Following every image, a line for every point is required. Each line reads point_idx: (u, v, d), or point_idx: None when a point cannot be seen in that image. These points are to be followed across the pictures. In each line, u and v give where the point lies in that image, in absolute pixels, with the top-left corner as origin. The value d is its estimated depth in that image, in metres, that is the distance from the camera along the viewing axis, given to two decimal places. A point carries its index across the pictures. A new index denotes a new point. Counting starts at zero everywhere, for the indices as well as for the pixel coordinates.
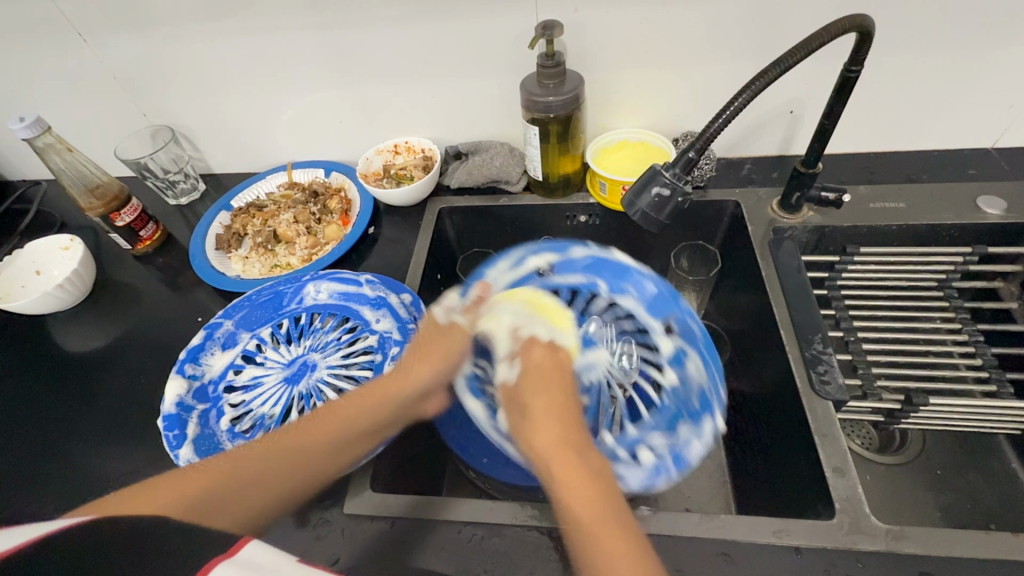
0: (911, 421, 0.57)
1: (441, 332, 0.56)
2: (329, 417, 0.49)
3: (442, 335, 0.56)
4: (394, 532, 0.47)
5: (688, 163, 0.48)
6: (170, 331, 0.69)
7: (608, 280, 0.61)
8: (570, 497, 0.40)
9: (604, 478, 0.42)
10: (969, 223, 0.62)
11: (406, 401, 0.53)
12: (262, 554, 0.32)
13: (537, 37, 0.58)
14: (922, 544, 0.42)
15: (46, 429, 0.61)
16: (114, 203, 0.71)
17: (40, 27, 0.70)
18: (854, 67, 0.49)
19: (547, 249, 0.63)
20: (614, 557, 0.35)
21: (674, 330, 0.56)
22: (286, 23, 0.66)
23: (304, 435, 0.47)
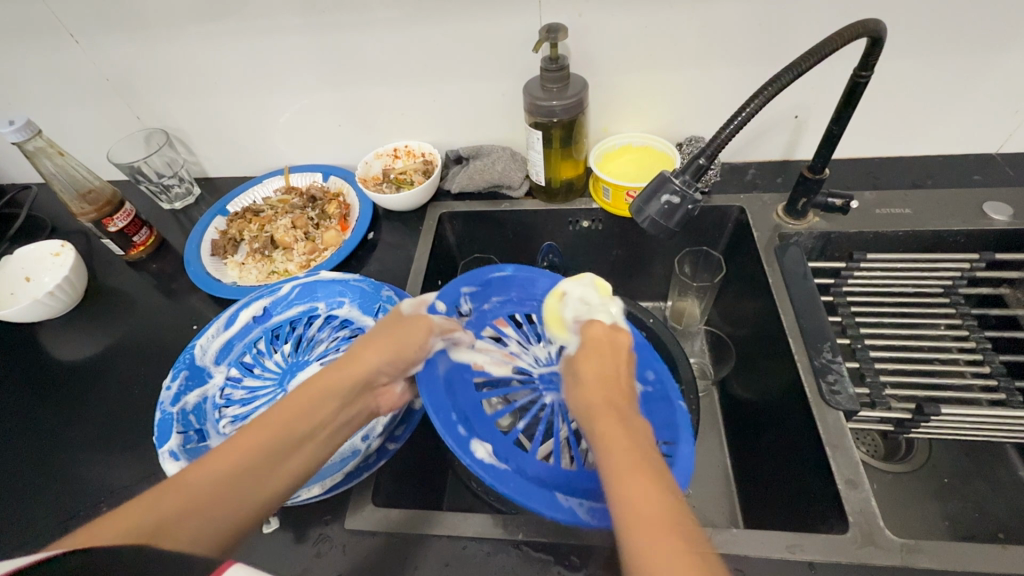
0: (922, 431, 0.56)
1: (401, 324, 0.52)
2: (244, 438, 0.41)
3: (406, 326, 0.51)
4: (394, 549, 0.46)
5: (699, 170, 0.47)
6: (164, 339, 0.67)
7: (324, 299, 0.63)
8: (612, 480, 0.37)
9: (643, 444, 0.39)
10: (976, 229, 0.62)
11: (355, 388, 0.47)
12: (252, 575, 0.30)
13: (540, 40, 0.57)
14: (937, 558, 0.42)
15: (36, 442, 0.59)
16: (107, 208, 0.69)
17: (30, 27, 0.68)
18: (864, 72, 0.49)
19: (286, 285, 0.63)
20: (646, 514, 0.33)
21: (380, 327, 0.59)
22: (283, 24, 0.65)
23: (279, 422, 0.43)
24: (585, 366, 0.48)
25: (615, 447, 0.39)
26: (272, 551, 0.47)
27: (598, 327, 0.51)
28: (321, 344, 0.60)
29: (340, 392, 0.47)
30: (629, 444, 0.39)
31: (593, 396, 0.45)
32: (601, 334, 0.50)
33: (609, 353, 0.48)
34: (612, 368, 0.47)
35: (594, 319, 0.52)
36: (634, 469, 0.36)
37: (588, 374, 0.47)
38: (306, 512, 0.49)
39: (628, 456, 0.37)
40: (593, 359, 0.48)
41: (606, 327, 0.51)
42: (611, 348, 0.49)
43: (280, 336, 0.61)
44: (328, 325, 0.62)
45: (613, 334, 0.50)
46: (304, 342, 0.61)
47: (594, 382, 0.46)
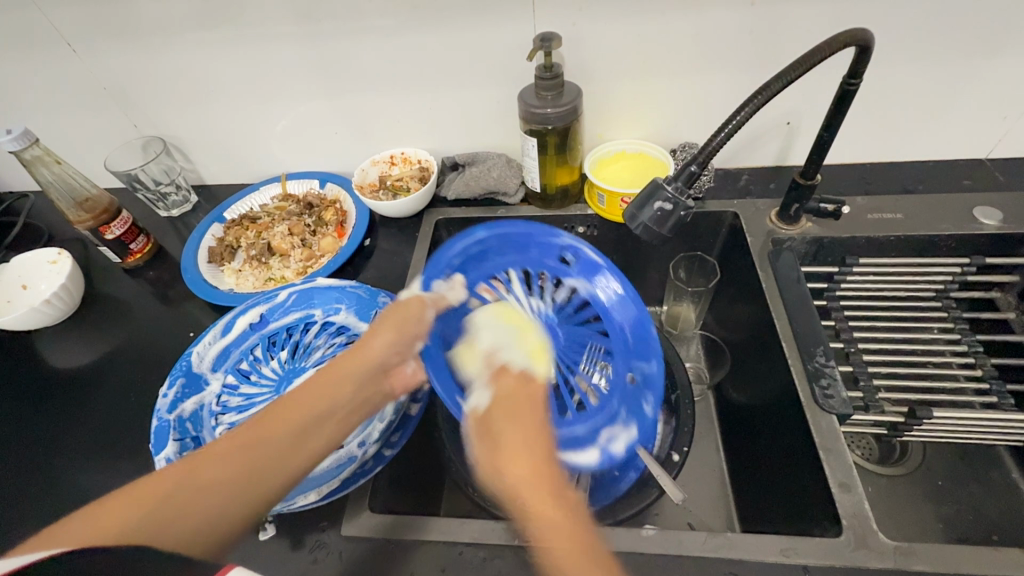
0: (916, 434, 0.57)
1: (401, 308, 0.52)
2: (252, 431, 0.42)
3: (402, 307, 0.52)
4: (390, 554, 0.46)
5: (690, 177, 0.48)
6: (161, 347, 0.67)
7: (320, 306, 0.63)
8: (549, 553, 0.37)
9: (572, 512, 0.40)
10: (967, 234, 0.62)
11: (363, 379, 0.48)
12: None
13: (535, 49, 0.57)
14: (930, 560, 0.42)
15: (33, 450, 0.59)
16: (104, 215, 0.69)
17: (28, 37, 0.68)
18: (854, 80, 0.49)
19: (282, 291, 0.63)
20: None
21: None
22: (279, 33, 0.65)
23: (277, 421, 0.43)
24: (495, 419, 0.47)
25: (542, 515, 0.39)
26: (269, 559, 0.47)
27: (510, 377, 0.51)
28: (317, 351, 0.60)
29: (350, 378, 0.47)
30: (556, 520, 0.38)
31: (507, 463, 0.44)
32: (515, 385, 0.50)
33: (522, 406, 0.49)
34: (530, 426, 0.47)
35: (505, 367, 0.52)
36: (564, 536, 0.37)
37: (497, 439, 0.46)
38: (303, 519, 0.49)
39: (561, 537, 0.37)
40: (509, 418, 0.47)
41: (517, 376, 0.51)
42: (511, 404, 0.49)
43: (277, 342, 0.62)
44: (324, 331, 0.62)
45: (522, 385, 0.50)
46: (301, 349, 0.61)
47: (507, 445, 0.45)
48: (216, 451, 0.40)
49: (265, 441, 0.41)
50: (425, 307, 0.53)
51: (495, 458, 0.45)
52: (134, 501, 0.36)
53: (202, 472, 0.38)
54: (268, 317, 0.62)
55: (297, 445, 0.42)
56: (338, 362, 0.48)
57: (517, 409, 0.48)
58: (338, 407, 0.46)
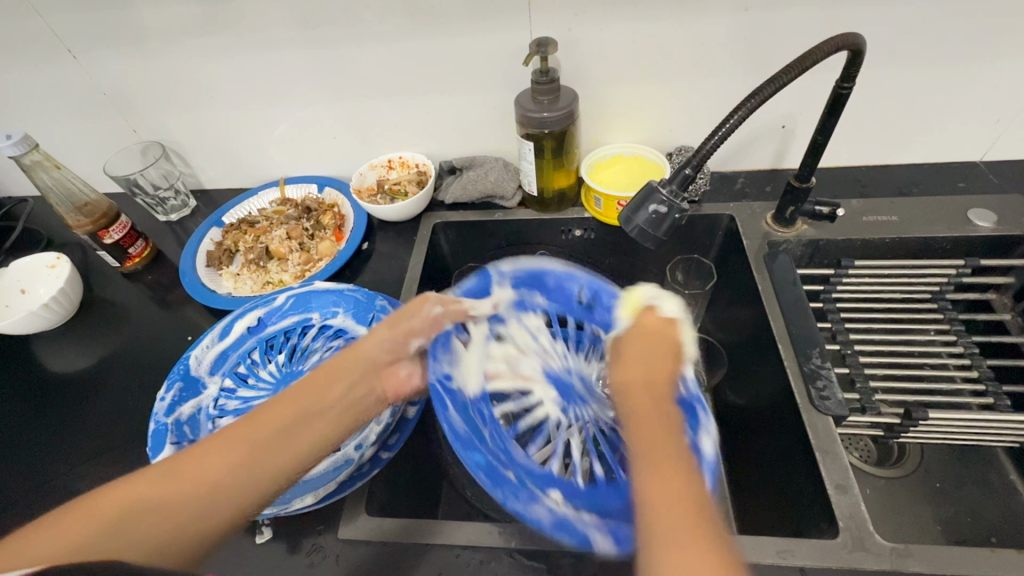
0: (911, 435, 0.57)
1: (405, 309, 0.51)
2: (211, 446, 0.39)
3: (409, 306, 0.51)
4: (387, 557, 0.46)
5: (685, 180, 0.48)
6: (158, 351, 0.68)
7: (317, 309, 0.63)
8: (649, 466, 0.34)
9: (679, 432, 0.37)
10: (961, 236, 0.63)
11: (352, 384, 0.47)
12: None
13: (531, 54, 0.58)
14: (927, 562, 0.42)
15: (29, 455, 0.59)
16: (103, 220, 0.69)
17: (29, 43, 0.69)
18: (846, 84, 0.50)
19: (280, 294, 0.63)
20: (683, 516, 0.31)
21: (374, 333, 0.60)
22: (278, 39, 0.66)
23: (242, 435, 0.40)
24: (625, 347, 0.45)
25: (653, 429, 0.37)
26: (266, 562, 0.47)
27: (652, 317, 0.47)
28: (314, 354, 0.61)
29: (342, 377, 0.47)
30: (659, 433, 0.36)
31: (630, 382, 0.41)
32: (653, 324, 0.46)
33: (658, 341, 0.44)
34: (659, 360, 0.43)
35: (653, 307, 0.48)
36: (665, 443, 0.35)
37: (630, 356, 0.44)
38: (299, 523, 0.49)
39: (665, 443, 0.35)
40: (639, 343, 0.44)
41: (662, 317, 0.47)
42: (661, 337, 0.45)
43: (274, 346, 0.62)
44: (322, 334, 0.62)
45: (668, 326, 0.46)
46: (299, 352, 0.61)
47: (638, 362, 0.43)
48: (201, 452, 0.38)
49: (241, 446, 0.39)
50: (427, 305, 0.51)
51: (626, 369, 0.43)
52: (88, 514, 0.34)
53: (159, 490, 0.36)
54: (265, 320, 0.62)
55: (286, 444, 0.41)
56: (335, 360, 0.48)
57: (670, 349, 0.44)
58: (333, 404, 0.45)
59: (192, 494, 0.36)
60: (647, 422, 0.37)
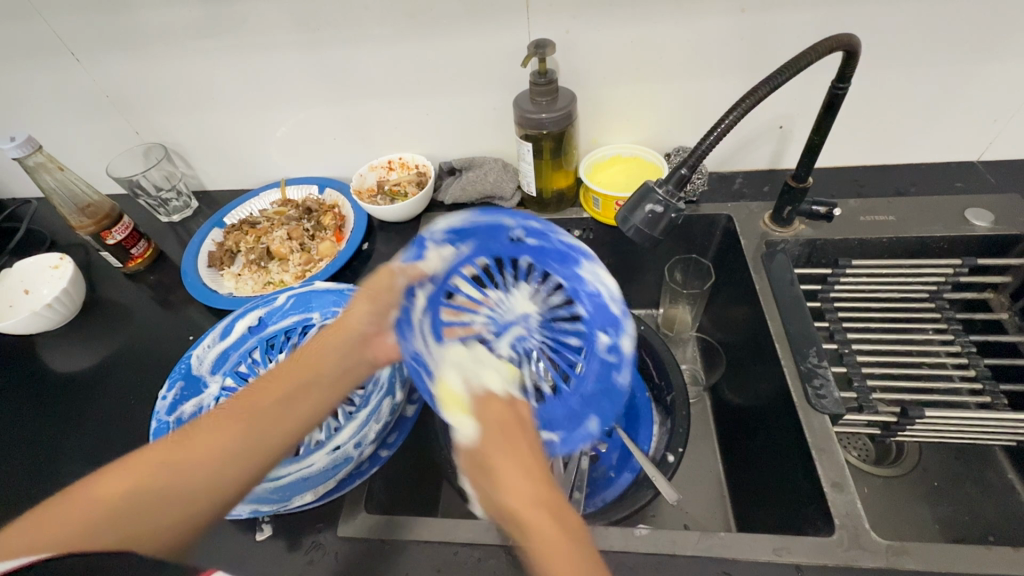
0: (908, 433, 0.57)
1: (379, 281, 0.49)
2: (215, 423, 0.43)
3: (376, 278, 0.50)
4: (386, 554, 0.46)
5: (681, 180, 0.48)
6: (160, 350, 0.68)
7: (318, 309, 0.63)
8: None
9: (580, 541, 0.38)
10: (958, 235, 0.63)
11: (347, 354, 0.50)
12: None
13: (529, 55, 0.59)
14: (922, 559, 0.42)
15: (32, 453, 0.60)
16: (105, 221, 0.70)
17: (33, 46, 0.70)
18: (842, 84, 0.50)
19: (281, 294, 0.64)
20: None
21: None
22: (278, 41, 0.66)
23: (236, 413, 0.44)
24: (481, 451, 0.44)
25: (552, 554, 0.36)
26: (266, 558, 0.47)
27: (496, 406, 0.48)
28: None
29: (331, 356, 0.49)
30: (546, 535, 0.38)
31: (512, 494, 0.41)
32: (503, 413, 0.47)
33: (513, 430, 0.46)
34: (525, 449, 0.44)
35: (491, 391, 0.49)
36: (565, 562, 0.36)
37: (491, 466, 0.43)
38: (299, 520, 0.49)
39: (564, 563, 0.36)
40: (503, 441, 0.44)
41: (502, 399, 0.49)
42: (500, 419, 0.46)
43: (275, 345, 0.62)
44: None
45: (511, 407, 0.48)
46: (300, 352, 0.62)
47: (510, 475, 0.42)
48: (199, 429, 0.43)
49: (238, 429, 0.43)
50: (396, 280, 0.49)
51: (502, 490, 0.41)
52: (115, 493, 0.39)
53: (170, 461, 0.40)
54: (265, 320, 0.63)
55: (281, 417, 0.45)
56: (324, 339, 0.50)
57: (517, 428, 0.46)
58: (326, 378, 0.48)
59: (196, 465, 0.41)
60: (537, 543, 0.37)
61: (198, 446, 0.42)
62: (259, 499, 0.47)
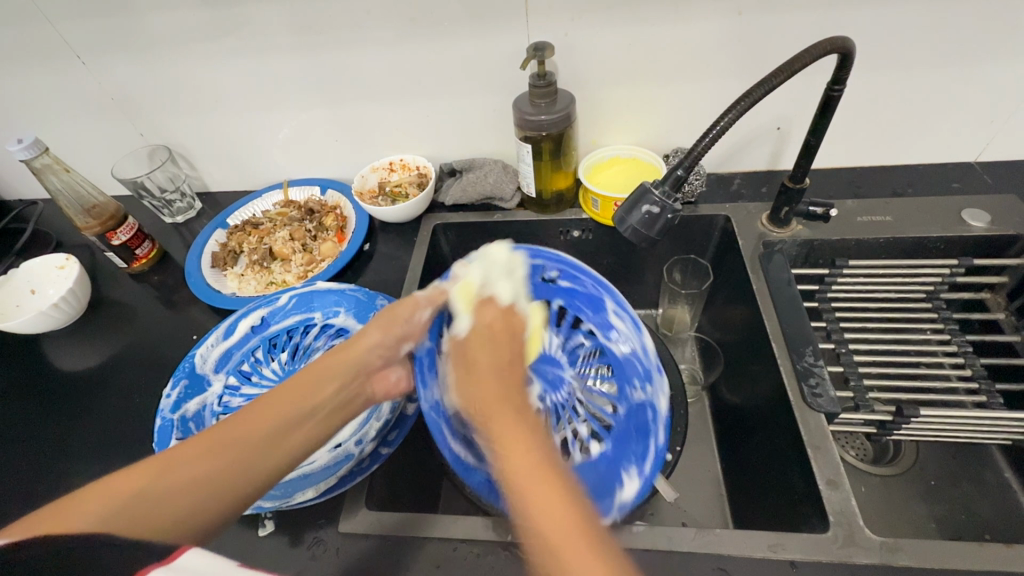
0: (903, 432, 0.57)
1: (398, 311, 0.52)
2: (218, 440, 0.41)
3: (398, 305, 0.52)
4: (385, 549, 0.47)
5: (677, 181, 0.49)
6: (164, 350, 0.69)
7: (319, 309, 0.64)
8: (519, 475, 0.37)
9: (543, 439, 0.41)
10: (954, 235, 0.63)
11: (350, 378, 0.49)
12: (203, 563, 0.30)
13: (528, 58, 0.59)
14: (916, 556, 0.43)
15: (39, 450, 0.61)
16: (110, 222, 0.71)
17: (39, 50, 0.71)
18: (837, 86, 0.51)
19: (283, 294, 0.64)
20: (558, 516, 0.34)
21: None
22: (280, 44, 0.67)
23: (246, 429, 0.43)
24: (473, 355, 0.47)
25: (514, 441, 0.40)
26: (268, 554, 0.48)
27: (490, 313, 0.49)
28: (316, 353, 0.62)
29: (332, 380, 0.48)
30: (529, 461, 0.38)
31: (501, 423, 0.42)
32: (496, 320, 0.49)
33: (502, 337, 0.49)
34: (504, 360, 0.47)
35: (491, 299, 0.50)
36: (525, 445, 0.40)
37: (478, 365, 0.46)
38: (301, 516, 0.50)
39: (521, 449, 0.39)
40: (485, 347, 0.48)
41: (500, 305, 0.50)
42: (510, 329, 0.50)
43: (277, 345, 0.63)
44: (324, 333, 0.63)
45: (509, 316, 0.50)
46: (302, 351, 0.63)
47: (486, 371, 0.46)
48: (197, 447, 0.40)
49: (236, 440, 0.41)
50: (416, 312, 0.52)
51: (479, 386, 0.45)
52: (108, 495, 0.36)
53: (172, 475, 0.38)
54: (267, 320, 0.64)
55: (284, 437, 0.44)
56: (323, 363, 0.49)
57: (499, 338, 0.49)
58: (326, 403, 0.47)
59: (207, 476, 0.39)
60: (505, 434, 0.41)
61: (193, 456, 0.40)
62: (260, 496, 0.48)
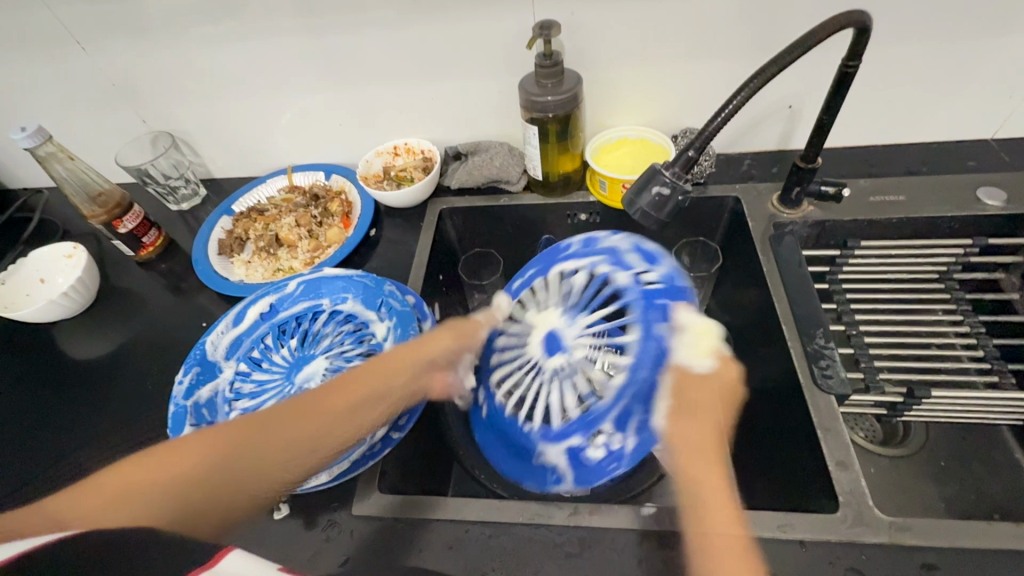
0: (914, 413, 0.57)
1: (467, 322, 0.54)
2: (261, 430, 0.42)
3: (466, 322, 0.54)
4: (398, 531, 0.48)
5: (688, 162, 0.48)
6: (174, 337, 0.69)
7: (327, 295, 0.64)
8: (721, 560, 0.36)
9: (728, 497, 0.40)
10: (970, 215, 0.62)
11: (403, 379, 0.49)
12: (245, 566, 0.30)
13: (534, 37, 0.58)
14: (925, 535, 0.43)
15: (54, 437, 0.62)
16: (116, 210, 0.71)
17: (39, 35, 0.70)
18: (853, 62, 0.49)
19: (290, 280, 0.65)
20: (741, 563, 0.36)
21: (385, 315, 0.61)
22: (282, 27, 0.66)
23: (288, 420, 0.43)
24: (689, 396, 0.45)
25: (720, 513, 0.39)
26: (284, 537, 0.49)
27: (716, 381, 0.45)
28: (326, 339, 0.62)
29: (391, 377, 0.48)
30: (714, 476, 0.41)
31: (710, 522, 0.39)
32: (726, 384, 0.46)
33: (728, 398, 0.46)
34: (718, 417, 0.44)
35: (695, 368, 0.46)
36: (729, 521, 0.38)
37: (700, 416, 0.44)
38: (314, 499, 0.51)
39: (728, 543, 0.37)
40: (688, 417, 0.44)
41: (701, 374, 0.45)
42: (711, 396, 0.45)
43: (286, 331, 0.63)
44: (333, 319, 0.63)
45: (723, 378, 0.46)
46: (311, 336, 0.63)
47: (698, 433, 0.43)
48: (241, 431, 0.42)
49: (281, 433, 0.43)
50: (482, 325, 0.55)
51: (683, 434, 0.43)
52: (162, 471, 0.39)
53: (212, 463, 0.40)
54: (276, 307, 0.64)
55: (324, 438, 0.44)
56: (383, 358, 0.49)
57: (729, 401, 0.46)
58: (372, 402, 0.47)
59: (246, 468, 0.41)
60: (717, 497, 0.40)
61: (235, 440, 0.41)
62: None
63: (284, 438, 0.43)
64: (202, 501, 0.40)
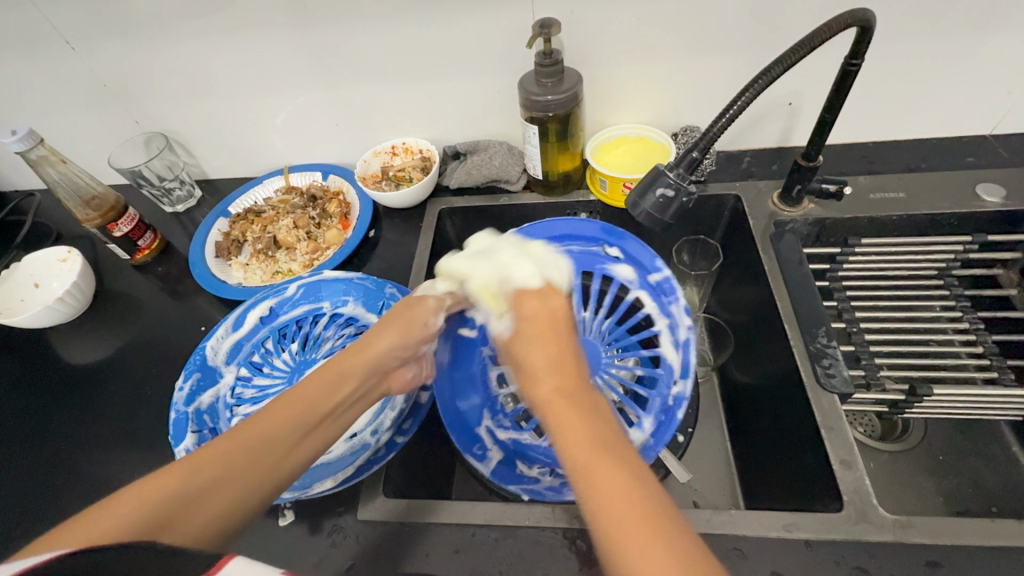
0: (915, 410, 0.58)
1: (406, 307, 0.52)
2: (245, 438, 0.40)
3: (410, 307, 0.52)
4: (405, 535, 0.48)
5: (692, 163, 0.48)
6: (173, 341, 0.69)
7: (328, 298, 0.64)
8: (587, 488, 0.33)
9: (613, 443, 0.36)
10: (969, 211, 0.62)
11: (369, 375, 0.48)
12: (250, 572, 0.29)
13: (534, 36, 0.57)
14: (930, 533, 0.43)
15: (54, 444, 0.61)
16: (111, 213, 0.70)
17: (28, 35, 0.68)
18: (855, 61, 0.49)
19: (288, 284, 0.64)
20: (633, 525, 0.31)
21: None
22: (277, 26, 0.65)
23: (272, 425, 0.42)
24: (522, 338, 0.45)
25: (586, 457, 0.35)
26: (289, 544, 0.48)
27: (534, 300, 0.48)
28: (327, 342, 0.62)
29: (353, 377, 0.47)
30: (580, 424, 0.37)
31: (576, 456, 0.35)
32: (538, 309, 0.47)
33: (548, 325, 0.46)
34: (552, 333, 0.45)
35: (522, 290, 0.48)
36: (593, 459, 0.35)
37: (538, 343, 0.44)
38: (320, 505, 0.51)
39: (593, 463, 0.35)
40: (539, 342, 0.44)
41: (536, 293, 0.48)
42: (545, 318, 0.46)
43: (287, 335, 0.63)
44: (333, 322, 0.63)
45: (546, 301, 0.48)
46: (312, 339, 0.62)
47: (540, 369, 0.43)
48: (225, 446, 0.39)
49: (263, 440, 0.41)
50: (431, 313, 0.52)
51: (536, 360, 0.43)
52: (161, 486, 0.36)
53: (210, 472, 0.38)
54: (275, 311, 0.63)
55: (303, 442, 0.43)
56: (345, 358, 0.48)
57: (556, 319, 0.47)
58: (346, 402, 0.47)
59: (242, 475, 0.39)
60: (580, 449, 0.36)
61: (223, 453, 0.39)
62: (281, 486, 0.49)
63: (264, 445, 0.41)
64: (204, 513, 0.36)
